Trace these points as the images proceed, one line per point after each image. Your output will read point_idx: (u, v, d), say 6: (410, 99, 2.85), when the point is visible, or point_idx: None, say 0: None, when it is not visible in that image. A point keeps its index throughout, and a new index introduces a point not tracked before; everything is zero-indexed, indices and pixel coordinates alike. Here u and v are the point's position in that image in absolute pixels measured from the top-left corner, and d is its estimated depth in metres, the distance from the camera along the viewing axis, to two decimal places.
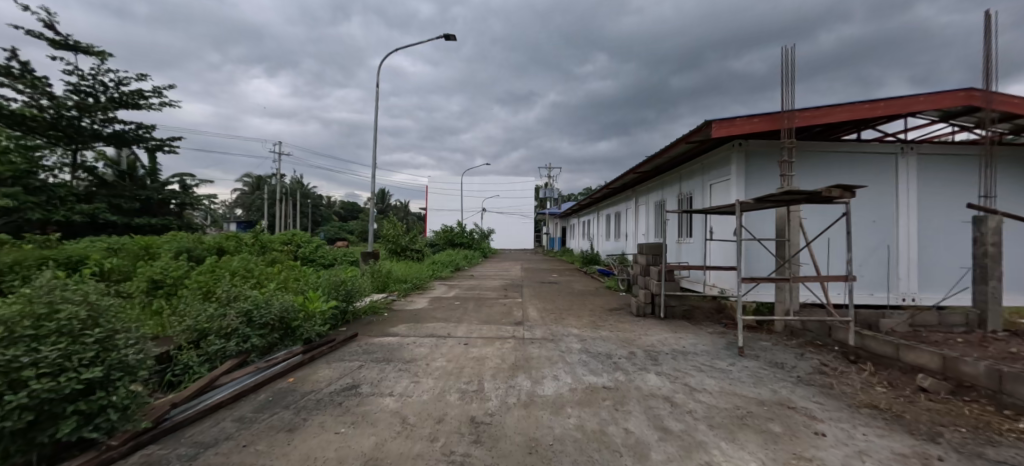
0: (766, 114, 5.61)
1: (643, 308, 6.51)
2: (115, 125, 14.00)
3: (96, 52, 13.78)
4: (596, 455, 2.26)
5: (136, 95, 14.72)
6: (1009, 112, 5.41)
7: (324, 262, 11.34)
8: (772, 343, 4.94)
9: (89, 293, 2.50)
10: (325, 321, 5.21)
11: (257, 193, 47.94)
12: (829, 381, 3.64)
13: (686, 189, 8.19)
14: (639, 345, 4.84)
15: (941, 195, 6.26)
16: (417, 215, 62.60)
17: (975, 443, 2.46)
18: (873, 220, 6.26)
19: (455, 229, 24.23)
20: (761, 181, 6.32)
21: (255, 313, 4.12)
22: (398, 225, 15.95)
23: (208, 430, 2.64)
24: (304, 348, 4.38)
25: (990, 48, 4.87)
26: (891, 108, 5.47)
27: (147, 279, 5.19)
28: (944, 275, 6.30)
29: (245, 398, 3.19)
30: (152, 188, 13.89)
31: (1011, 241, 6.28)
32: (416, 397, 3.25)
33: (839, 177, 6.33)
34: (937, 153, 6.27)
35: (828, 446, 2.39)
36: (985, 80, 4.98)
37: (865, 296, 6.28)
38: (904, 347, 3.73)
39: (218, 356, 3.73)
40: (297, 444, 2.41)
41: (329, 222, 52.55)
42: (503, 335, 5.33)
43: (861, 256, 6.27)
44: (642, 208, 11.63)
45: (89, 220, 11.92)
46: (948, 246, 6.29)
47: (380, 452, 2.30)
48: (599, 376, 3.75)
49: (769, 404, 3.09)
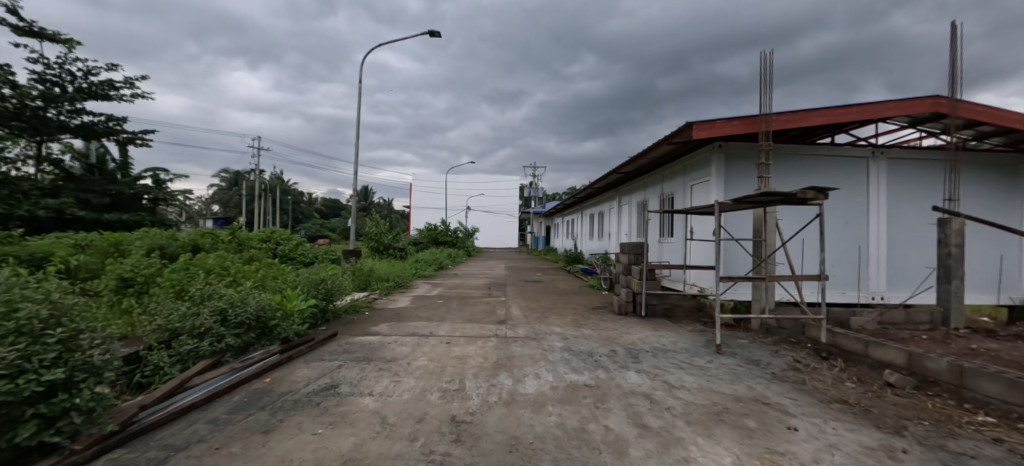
0: (744, 117, 5.71)
1: (624, 306, 6.63)
2: (83, 117, 13.42)
3: (63, 39, 13.18)
4: (576, 453, 2.28)
5: (106, 85, 14.16)
6: (974, 119, 5.65)
7: (304, 261, 11.07)
8: (749, 341, 5.07)
9: (51, 292, 2.40)
10: (303, 320, 5.10)
11: (234, 188, 46.54)
12: (803, 378, 3.75)
13: (668, 190, 8.32)
14: (621, 343, 4.91)
15: (909, 197, 6.51)
16: (400, 214, 61.87)
17: (937, 436, 2.57)
18: (846, 220, 6.47)
19: (438, 227, 24.04)
20: (740, 182, 6.47)
21: (230, 312, 4.01)
22: (381, 223, 15.71)
23: (179, 432, 2.56)
24: (282, 348, 4.28)
25: (956, 57, 5.09)
26: (862, 113, 5.67)
27: (116, 278, 4.99)
28: (911, 274, 6.57)
29: (219, 400, 3.11)
30: (123, 183, 13.34)
31: (974, 242, 6.57)
32: (397, 397, 3.20)
33: (813, 178, 6.53)
34: (906, 158, 6.52)
35: (800, 441, 2.46)
36: (952, 87, 5.20)
37: (838, 295, 6.49)
38: (873, 344, 3.87)
39: (191, 357, 3.59)
40: (273, 445, 2.36)
41: (310, 219, 51.45)
42: (485, 334, 5.31)
43: (835, 256, 6.47)
44: (625, 208, 11.76)
45: (55, 215, 11.45)
46: (916, 247, 6.55)
47: (359, 452, 2.27)
48: (580, 374, 3.78)
49: (745, 401, 3.17)
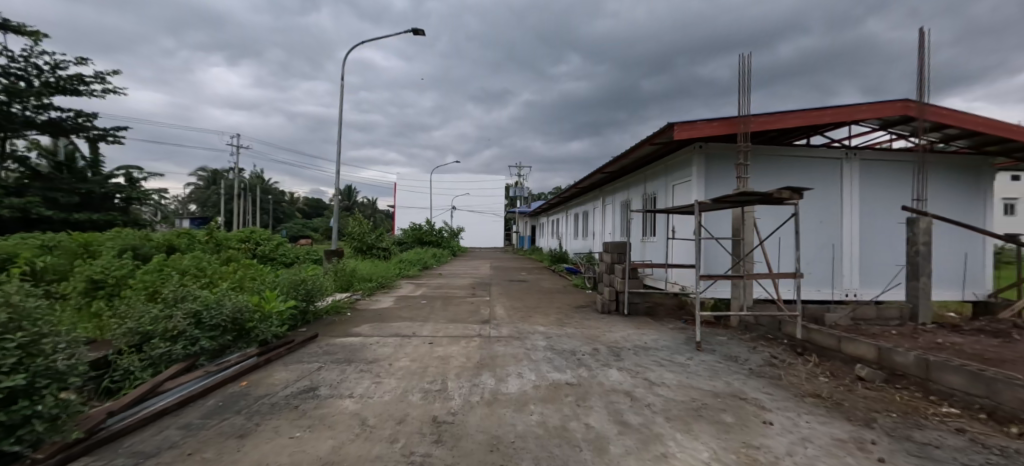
0: (724, 118, 5.82)
1: (608, 305, 6.70)
2: (50, 112, 12.90)
3: (29, 31, 12.64)
4: (557, 451, 2.29)
5: (75, 80, 13.63)
6: (941, 122, 5.87)
7: (284, 262, 10.86)
8: (728, 338, 5.18)
9: (12, 294, 2.31)
10: (282, 321, 5.00)
11: (213, 187, 45.32)
12: (779, 373, 3.85)
13: (651, 189, 8.43)
14: (604, 341, 4.96)
15: (880, 197, 6.74)
16: (385, 214, 61.19)
17: (904, 427, 2.66)
18: (821, 220, 6.65)
19: (423, 227, 23.86)
20: (719, 182, 6.60)
21: (204, 314, 3.91)
22: (364, 223, 15.50)
23: (150, 439, 2.49)
24: (259, 351, 4.19)
25: (923, 62, 5.28)
26: (836, 115, 5.83)
27: (85, 280, 4.80)
28: (882, 272, 6.80)
29: (193, 405, 3.02)
30: (94, 181, 12.88)
31: (940, 240, 6.84)
32: (378, 398, 3.17)
33: (790, 179, 6.70)
34: (877, 159, 6.74)
35: (775, 434, 2.53)
36: (920, 92, 5.40)
37: (814, 292, 6.67)
38: (845, 340, 4.00)
39: (163, 360, 3.48)
40: (248, 450, 2.31)
41: (293, 219, 50.48)
42: (469, 334, 5.29)
43: (810, 254, 6.65)
44: (609, 208, 11.87)
45: (20, 215, 11.01)
46: (887, 246, 6.78)
47: (337, 455, 2.24)
48: (562, 373, 3.80)
49: (723, 396, 3.23)
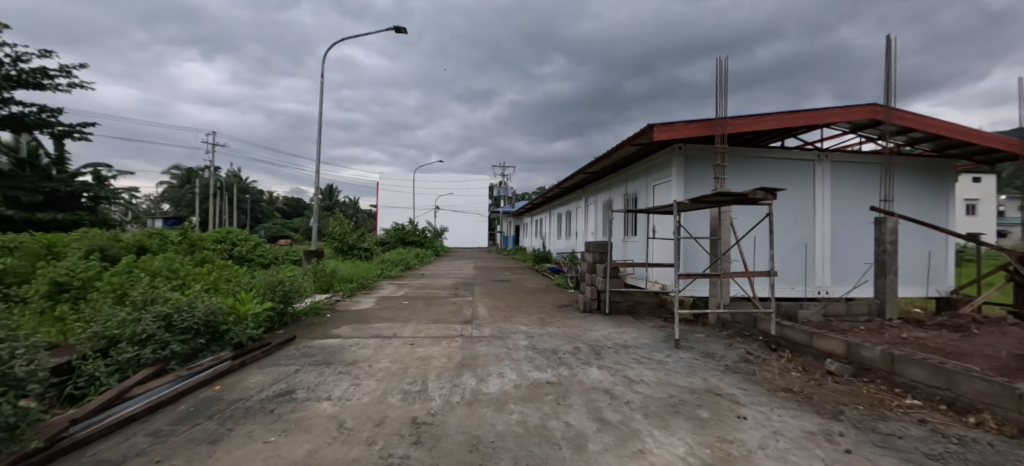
0: (702, 120, 5.94)
1: (590, 304, 6.76)
2: (11, 107, 12.31)
3: None
4: (536, 450, 2.30)
5: (39, 73, 13.03)
6: (906, 126, 6.13)
7: (262, 262, 10.60)
8: (706, 335, 5.29)
9: None
10: (258, 324, 4.89)
11: (188, 186, 43.89)
12: (753, 369, 3.95)
13: (633, 189, 8.53)
14: (585, 340, 5.00)
15: (851, 197, 6.99)
16: (368, 214, 60.37)
17: (869, 419, 2.77)
18: (794, 220, 6.86)
19: (406, 227, 23.64)
20: (698, 182, 6.74)
21: (175, 317, 3.80)
22: (345, 223, 15.25)
23: (116, 446, 2.40)
24: (234, 354, 4.09)
25: (890, 68, 5.50)
26: (809, 118, 6.02)
27: (48, 283, 4.58)
28: (852, 269, 7.05)
29: (162, 410, 2.93)
30: (59, 180, 12.36)
31: (906, 239, 7.13)
32: (356, 400, 3.13)
33: (765, 179, 6.89)
34: (847, 161, 6.99)
35: (748, 428, 2.60)
36: (886, 96, 5.62)
37: (788, 290, 6.87)
38: (816, 336, 4.13)
39: (131, 365, 3.36)
40: (220, 456, 2.25)
41: (273, 219, 49.35)
42: (450, 334, 5.27)
43: (784, 253, 6.85)
44: (592, 208, 11.97)
45: None
46: (856, 244, 7.03)
47: (313, 459, 2.21)
48: (543, 372, 3.82)
49: (699, 392, 3.30)
